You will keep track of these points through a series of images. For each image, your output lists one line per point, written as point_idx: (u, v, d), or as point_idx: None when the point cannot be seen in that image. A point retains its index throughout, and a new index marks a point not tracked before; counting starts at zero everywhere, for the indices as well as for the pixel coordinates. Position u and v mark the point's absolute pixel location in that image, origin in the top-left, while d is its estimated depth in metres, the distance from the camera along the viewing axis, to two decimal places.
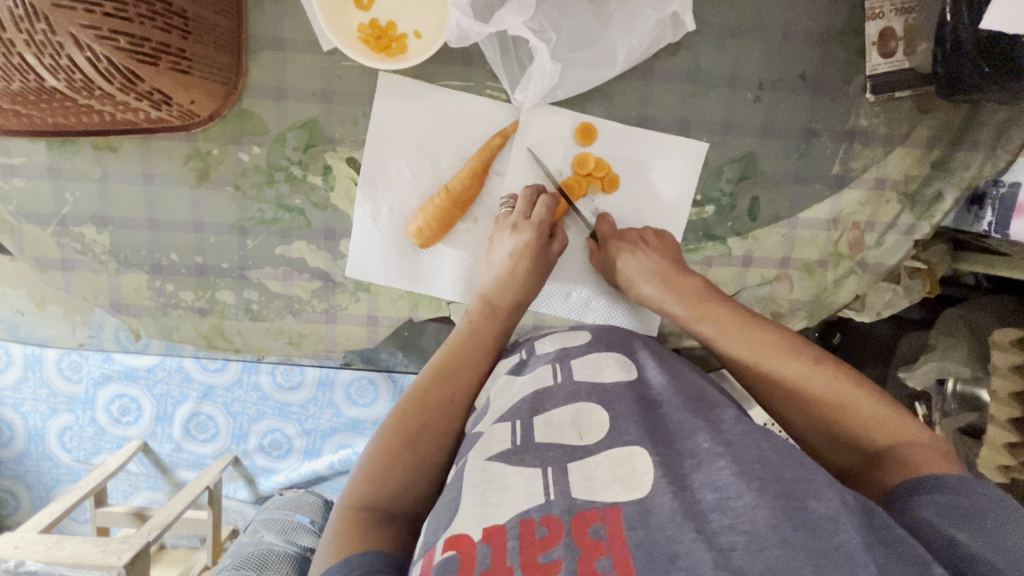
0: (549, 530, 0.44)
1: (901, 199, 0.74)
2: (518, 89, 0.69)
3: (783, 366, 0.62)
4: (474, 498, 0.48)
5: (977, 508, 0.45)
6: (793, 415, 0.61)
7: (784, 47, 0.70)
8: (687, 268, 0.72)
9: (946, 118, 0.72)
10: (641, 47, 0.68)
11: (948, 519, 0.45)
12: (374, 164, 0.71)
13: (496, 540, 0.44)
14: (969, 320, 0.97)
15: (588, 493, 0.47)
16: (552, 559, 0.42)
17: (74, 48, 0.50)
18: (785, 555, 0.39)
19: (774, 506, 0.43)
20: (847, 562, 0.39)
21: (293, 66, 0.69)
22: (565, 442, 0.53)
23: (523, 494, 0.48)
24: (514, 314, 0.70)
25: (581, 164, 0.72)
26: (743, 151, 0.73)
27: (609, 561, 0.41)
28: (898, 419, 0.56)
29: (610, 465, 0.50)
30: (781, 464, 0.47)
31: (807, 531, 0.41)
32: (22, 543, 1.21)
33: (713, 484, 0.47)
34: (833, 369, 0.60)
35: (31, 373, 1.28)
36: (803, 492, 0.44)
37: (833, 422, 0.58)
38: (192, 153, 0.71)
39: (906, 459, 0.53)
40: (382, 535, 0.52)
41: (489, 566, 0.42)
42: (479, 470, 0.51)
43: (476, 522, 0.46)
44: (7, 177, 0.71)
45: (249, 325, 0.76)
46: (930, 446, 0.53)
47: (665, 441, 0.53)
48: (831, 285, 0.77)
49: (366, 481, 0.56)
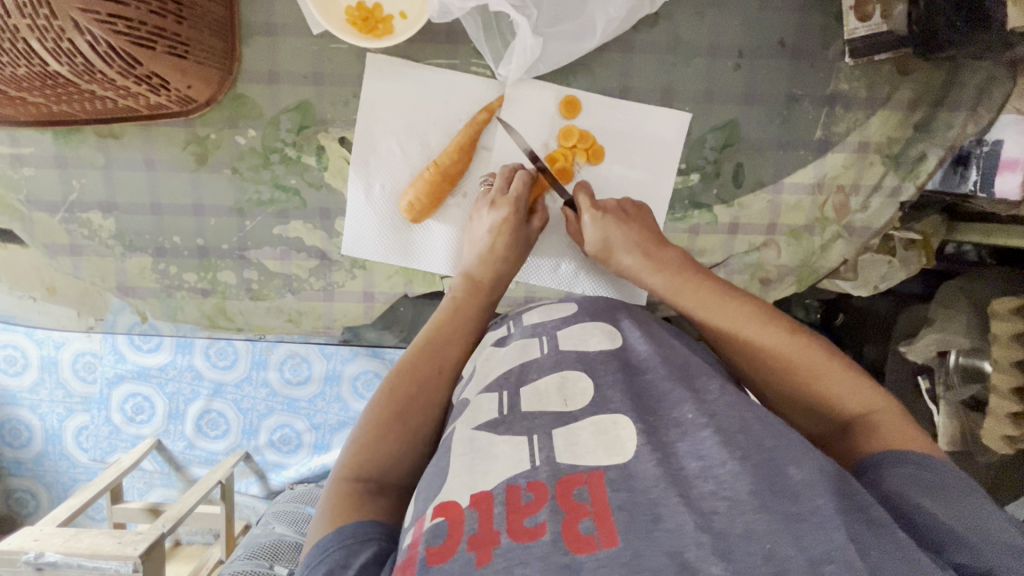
0: (534, 495, 0.45)
1: (885, 160, 0.75)
2: (502, 64, 0.71)
3: (761, 334, 0.61)
4: (461, 467, 0.50)
5: (941, 480, 0.46)
6: (769, 380, 0.61)
7: (761, 15, 0.72)
8: (666, 242, 0.72)
9: (925, 79, 0.73)
10: (619, 16, 0.70)
11: (918, 489, 0.46)
12: (365, 143, 0.73)
13: (483, 507, 0.45)
14: (967, 291, 0.98)
15: (573, 459, 0.48)
16: (538, 523, 0.43)
17: (75, 33, 0.53)
18: (761, 520, 0.41)
19: (754, 473, 0.45)
20: (822, 525, 0.40)
21: (285, 50, 0.71)
22: (551, 409, 0.55)
23: (509, 462, 0.49)
24: (496, 289, 0.73)
25: (566, 136, 0.73)
26: (726, 119, 0.74)
27: (592, 522, 0.42)
28: (870, 388, 0.57)
29: (595, 431, 0.51)
30: (761, 433, 0.48)
31: (786, 497, 0.42)
32: (43, 535, 1.26)
33: (698, 453, 0.48)
34: (806, 339, 0.60)
35: (47, 374, 1.32)
36: (781, 459, 0.45)
37: (807, 388, 0.59)
38: (191, 138, 0.74)
39: (876, 426, 0.54)
40: (376, 505, 0.54)
41: (476, 531, 0.43)
42: (467, 441, 0.52)
43: (464, 489, 0.47)
44: (16, 167, 0.74)
45: (250, 304, 0.78)
46: (898, 413, 0.54)
47: (649, 410, 0.55)
48: (818, 249, 0.78)
49: (358, 453, 0.58)
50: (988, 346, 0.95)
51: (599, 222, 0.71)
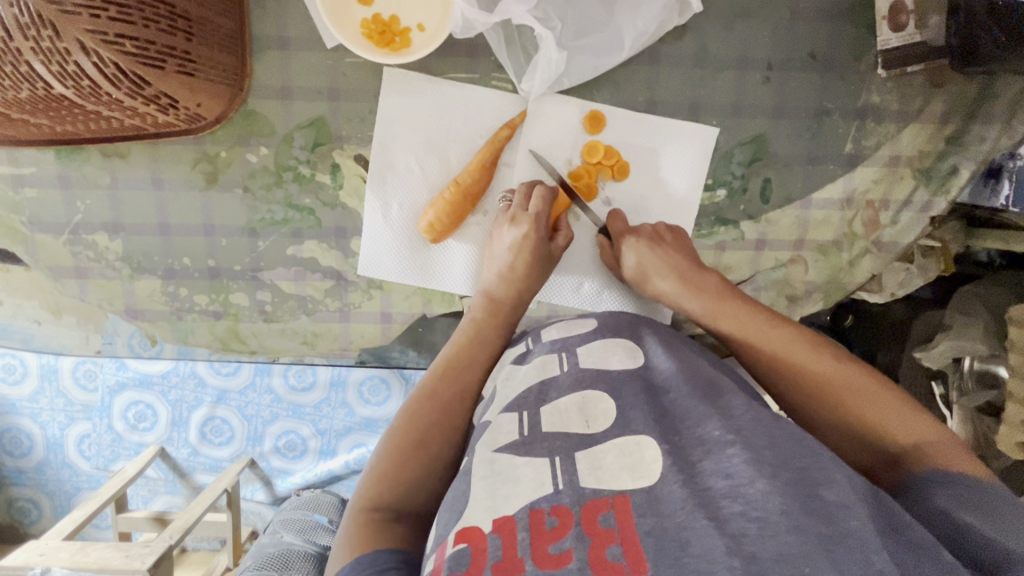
0: (559, 520, 0.43)
1: (916, 174, 0.73)
2: (524, 78, 0.69)
3: (804, 359, 0.59)
4: (483, 491, 0.47)
5: (989, 501, 0.44)
6: (811, 407, 0.58)
7: (792, 26, 0.69)
8: (704, 267, 0.70)
9: (959, 91, 0.71)
10: (647, 30, 0.67)
11: (964, 507, 0.44)
12: (381, 161, 0.70)
13: (505, 532, 0.43)
14: (986, 298, 0.95)
15: (596, 483, 0.46)
16: (563, 549, 0.41)
17: (81, 55, 0.50)
18: (796, 543, 0.38)
19: (787, 493, 0.42)
20: (861, 549, 0.38)
21: (298, 64, 0.68)
22: (572, 431, 0.52)
23: (531, 485, 0.46)
24: (517, 308, 0.70)
25: (590, 152, 0.71)
26: (754, 133, 0.72)
27: (619, 549, 0.41)
28: (923, 419, 0.53)
29: (618, 453, 0.49)
30: (796, 455, 0.45)
31: (821, 517, 0.40)
32: (47, 550, 1.23)
33: (724, 472, 0.45)
34: (855, 368, 0.58)
35: (48, 383, 1.30)
36: (814, 480, 0.43)
37: (855, 417, 0.55)
38: (201, 157, 0.71)
39: (933, 455, 0.50)
40: (394, 533, 0.51)
41: (501, 557, 0.41)
42: (487, 462, 0.50)
43: (485, 514, 0.45)
44: (18, 188, 0.71)
45: (264, 326, 0.76)
46: (955, 445, 0.51)
47: (672, 430, 0.51)
48: (846, 265, 0.76)
49: (378, 481, 0.55)
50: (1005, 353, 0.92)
51: (631, 248, 0.70)
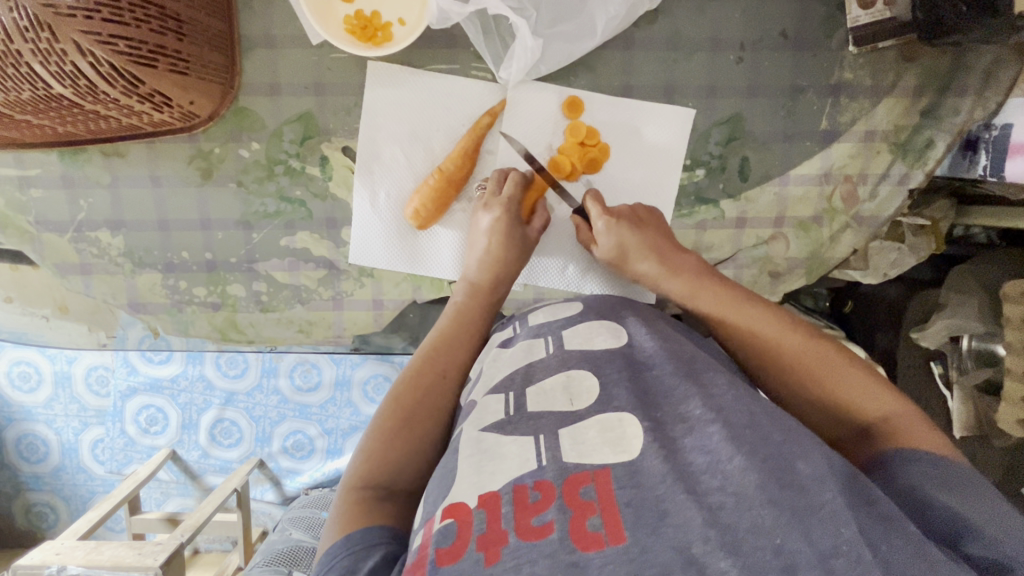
0: (542, 494, 0.44)
1: (892, 148, 0.74)
2: (502, 67, 0.71)
3: (779, 340, 0.60)
4: (470, 468, 0.48)
5: (958, 477, 0.45)
6: (786, 385, 0.59)
7: (762, 6, 0.71)
8: (683, 247, 0.71)
9: (931, 65, 0.72)
10: (618, 14, 0.69)
11: (933, 483, 0.45)
12: (368, 151, 0.73)
13: (490, 507, 0.44)
14: (978, 275, 0.94)
15: (578, 456, 0.47)
16: (545, 522, 0.42)
17: (77, 55, 0.53)
18: (769, 514, 0.40)
19: (762, 469, 0.43)
20: (831, 519, 0.40)
21: (285, 62, 0.71)
22: (556, 408, 0.54)
23: (516, 462, 0.48)
24: (498, 290, 0.71)
25: (573, 132, 0.73)
26: (730, 112, 0.74)
27: (599, 520, 0.42)
28: (888, 391, 0.55)
29: (600, 429, 0.50)
30: (770, 428, 0.47)
31: (794, 490, 0.42)
32: (63, 549, 1.27)
33: (703, 447, 0.47)
34: (823, 344, 0.59)
35: (61, 389, 1.33)
36: (791, 453, 0.44)
37: (824, 393, 0.57)
38: (196, 153, 0.74)
39: (897, 429, 0.51)
40: (383, 511, 0.53)
41: (485, 531, 0.42)
42: (474, 441, 0.51)
43: (472, 489, 0.46)
44: (24, 189, 0.75)
45: (261, 316, 0.79)
46: (917, 419, 0.52)
47: (654, 405, 0.53)
48: (827, 241, 0.77)
49: (365, 460, 0.57)
50: (1002, 331, 0.92)
51: (612, 229, 0.70)
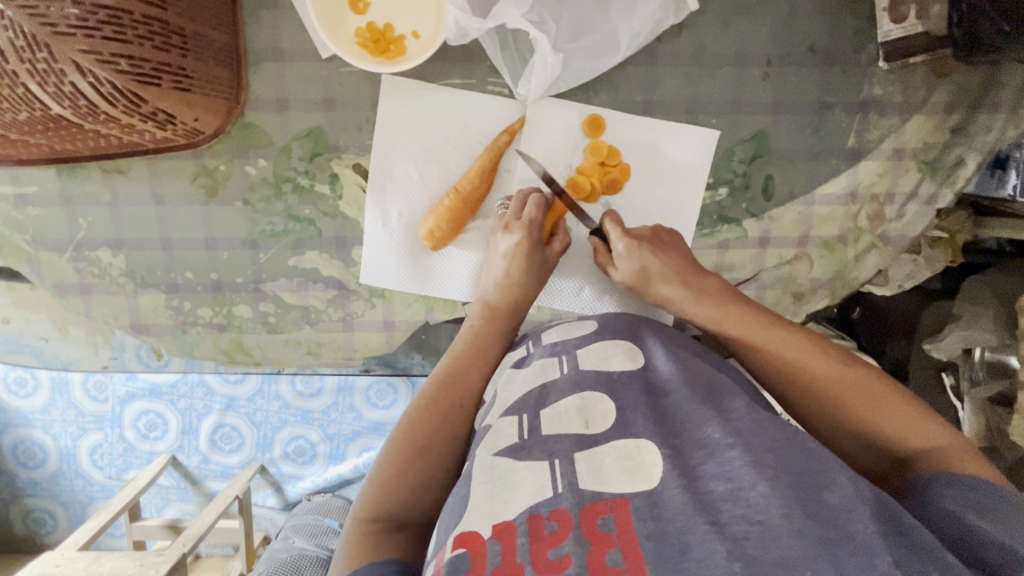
0: (558, 525, 0.41)
1: (921, 166, 0.72)
2: (521, 82, 0.69)
3: (810, 365, 0.57)
4: (482, 496, 0.45)
5: (996, 504, 0.42)
6: (816, 412, 0.57)
7: (791, 20, 0.68)
8: (705, 270, 0.69)
9: (962, 82, 0.70)
10: (643, 31, 0.67)
11: (971, 509, 0.42)
12: (381, 168, 0.70)
13: (505, 538, 0.41)
14: (995, 288, 0.92)
15: (595, 485, 0.44)
16: (562, 555, 0.39)
17: (76, 74, 0.50)
18: (798, 547, 0.36)
19: (787, 495, 0.39)
20: (863, 551, 0.36)
21: (293, 75, 0.68)
22: (571, 431, 0.50)
23: (530, 489, 0.45)
24: (516, 316, 0.69)
25: (594, 151, 0.70)
26: (755, 129, 0.71)
27: (619, 554, 0.39)
28: (928, 419, 0.52)
29: (618, 457, 0.47)
30: (793, 456, 0.43)
31: (825, 522, 0.38)
32: (63, 561, 1.25)
33: (725, 475, 0.43)
34: (858, 370, 0.56)
35: (59, 395, 1.31)
36: (814, 483, 0.41)
37: (858, 419, 0.54)
38: (200, 171, 0.71)
39: (938, 457, 0.48)
40: (393, 545, 0.50)
41: (500, 565, 0.39)
42: (486, 467, 0.48)
43: (484, 519, 0.43)
44: (21, 207, 0.72)
45: (268, 337, 0.76)
46: (960, 448, 0.49)
47: (673, 430, 0.49)
48: (852, 261, 0.75)
49: (376, 492, 0.55)
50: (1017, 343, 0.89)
51: (634, 252, 0.68)
